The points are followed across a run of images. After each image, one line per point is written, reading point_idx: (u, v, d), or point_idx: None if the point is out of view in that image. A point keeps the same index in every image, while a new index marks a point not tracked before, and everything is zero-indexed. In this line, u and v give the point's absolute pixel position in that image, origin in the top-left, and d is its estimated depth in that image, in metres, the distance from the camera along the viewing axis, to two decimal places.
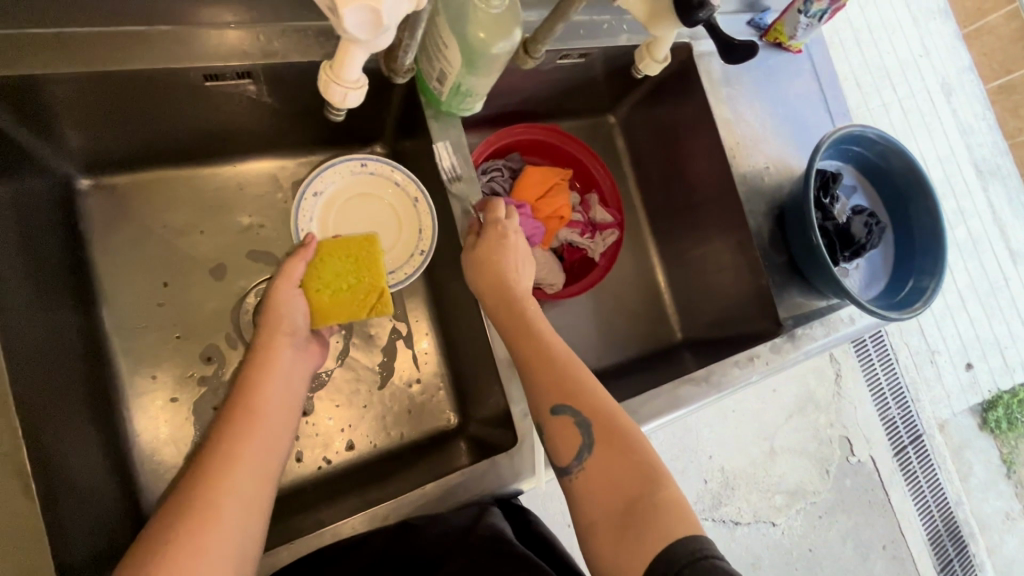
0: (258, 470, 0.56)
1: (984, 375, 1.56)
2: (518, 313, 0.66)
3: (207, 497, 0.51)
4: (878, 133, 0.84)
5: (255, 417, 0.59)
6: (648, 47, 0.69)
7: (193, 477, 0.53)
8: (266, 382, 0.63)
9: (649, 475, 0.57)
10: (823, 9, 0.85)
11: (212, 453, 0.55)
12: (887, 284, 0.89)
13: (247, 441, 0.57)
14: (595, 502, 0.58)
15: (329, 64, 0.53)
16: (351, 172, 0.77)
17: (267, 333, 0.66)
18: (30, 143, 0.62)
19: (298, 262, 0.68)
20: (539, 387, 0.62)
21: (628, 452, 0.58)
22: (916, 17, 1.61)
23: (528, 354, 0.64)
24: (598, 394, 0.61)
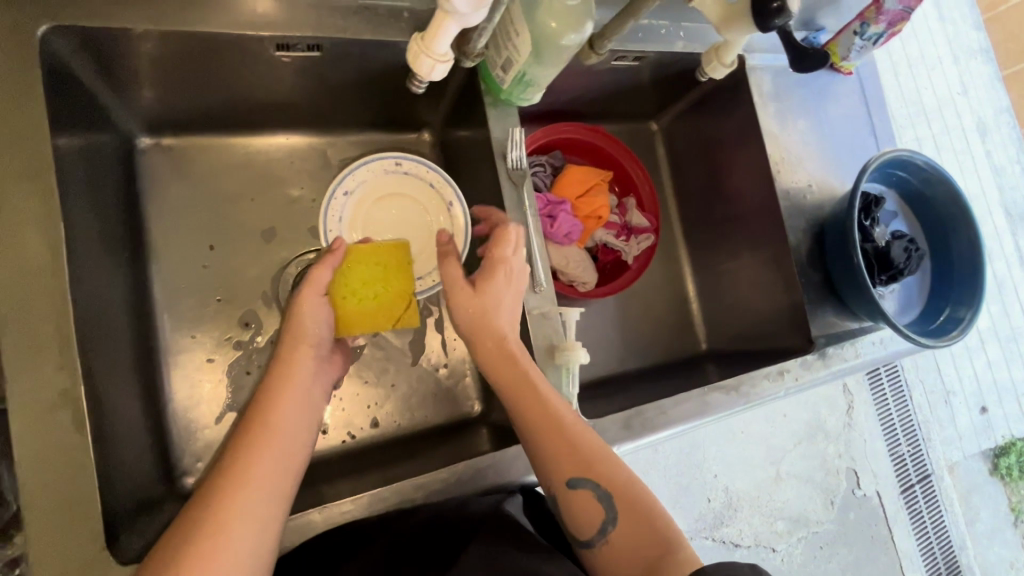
0: (270, 481, 0.55)
1: (998, 421, 1.53)
2: (514, 369, 0.63)
3: (218, 510, 0.52)
4: (926, 159, 0.84)
5: (272, 426, 0.59)
6: (716, 52, 0.77)
7: (209, 487, 0.53)
8: (283, 393, 0.62)
9: (665, 538, 0.58)
10: (880, 33, 0.85)
11: (228, 462, 0.56)
12: (922, 311, 0.89)
13: (262, 452, 0.57)
14: (617, 564, 0.58)
15: (420, 36, 0.59)
16: (383, 169, 0.78)
17: (290, 341, 0.66)
18: (103, 95, 0.64)
19: (325, 270, 0.69)
20: (547, 449, 0.61)
21: (646, 521, 0.59)
22: (956, 55, 1.59)
23: (544, 399, 0.62)
24: (606, 454, 0.62)
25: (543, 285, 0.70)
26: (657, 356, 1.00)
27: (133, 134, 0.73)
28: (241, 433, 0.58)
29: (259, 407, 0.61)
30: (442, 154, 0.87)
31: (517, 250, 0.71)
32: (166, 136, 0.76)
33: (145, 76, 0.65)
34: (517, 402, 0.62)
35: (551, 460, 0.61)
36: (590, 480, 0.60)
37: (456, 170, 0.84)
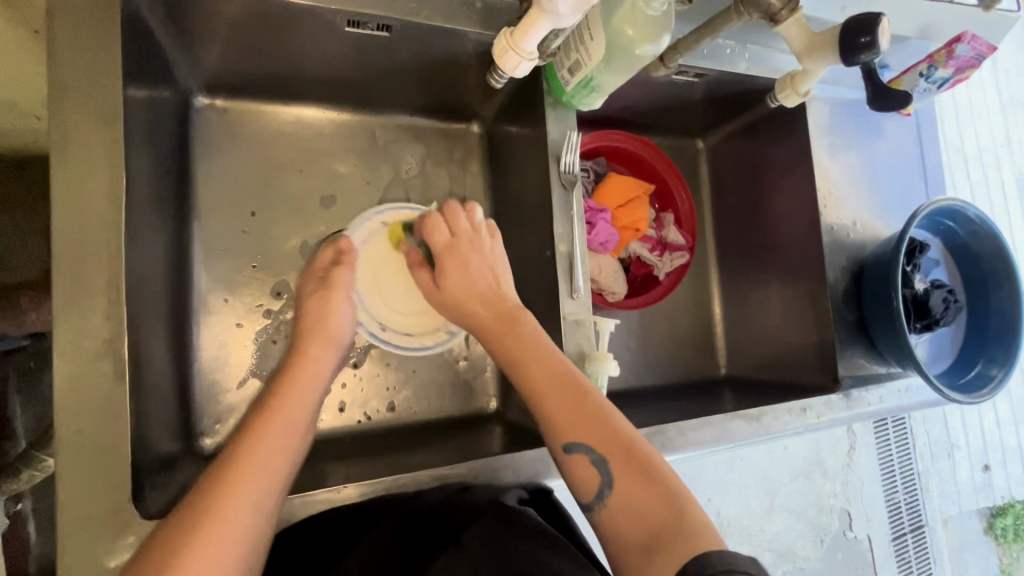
0: (280, 468, 0.55)
1: (999, 480, 1.45)
2: (514, 335, 0.68)
3: (225, 491, 0.50)
4: (979, 213, 0.82)
5: (284, 418, 0.58)
6: (792, 80, 0.77)
7: (218, 471, 0.52)
8: (294, 386, 0.62)
9: (675, 505, 0.55)
10: (946, 76, 0.83)
11: (228, 456, 0.54)
12: (952, 363, 0.88)
13: (270, 440, 0.56)
14: (621, 526, 0.56)
15: (509, 32, 0.61)
16: (375, 223, 0.79)
17: (303, 339, 0.68)
18: (170, 50, 0.65)
19: (349, 268, 0.74)
20: (546, 413, 0.61)
21: (651, 483, 0.56)
22: (1004, 106, 1.50)
23: (540, 368, 0.64)
24: (607, 410, 0.60)
25: (582, 292, 0.70)
26: (676, 373, 0.99)
27: (191, 92, 0.73)
28: (246, 427, 0.57)
29: (270, 404, 0.60)
30: (488, 147, 0.87)
31: (561, 253, 0.70)
32: (222, 97, 0.76)
33: (213, 37, 0.66)
34: (517, 361, 0.66)
35: (550, 425, 0.61)
36: (583, 443, 0.59)
37: (501, 165, 0.84)
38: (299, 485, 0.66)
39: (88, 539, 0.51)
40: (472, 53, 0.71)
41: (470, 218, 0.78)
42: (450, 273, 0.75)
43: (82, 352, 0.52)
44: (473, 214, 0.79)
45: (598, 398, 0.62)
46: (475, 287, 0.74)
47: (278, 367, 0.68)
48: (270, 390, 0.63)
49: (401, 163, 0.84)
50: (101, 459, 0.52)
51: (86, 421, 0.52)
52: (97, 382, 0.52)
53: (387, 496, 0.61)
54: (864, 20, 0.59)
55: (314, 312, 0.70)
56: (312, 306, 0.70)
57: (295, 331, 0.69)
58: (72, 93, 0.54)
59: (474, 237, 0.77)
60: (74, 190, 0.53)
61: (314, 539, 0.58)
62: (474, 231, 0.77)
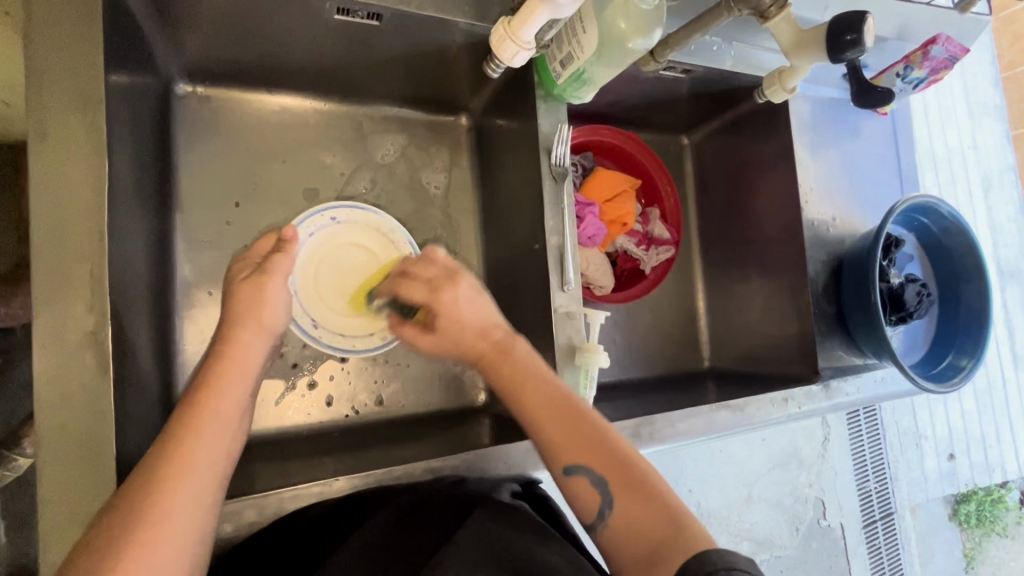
0: (211, 470, 0.50)
1: (965, 468, 1.51)
2: (511, 364, 0.63)
3: (153, 500, 0.46)
4: (950, 210, 0.85)
5: (212, 413, 0.53)
6: (779, 76, 0.79)
7: (143, 472, 0.48)
8: (228, 373, 0.57)
9: (676, 518, 0.53)
10: (921, 77, 0.86)
11: (158, 451, 0.50)
12: (924, 355, 0.91)
13: (203, 440, 0.51)
14: (621, 543, 0.55)
15: (507, 22, 0.61)
16: (330, 221, 0.78)
17: (233, 325, 0.61)
18: (152, 34, 0.63)
19: (289, 253, 0.66)
20: (548, 437, 0.59)
21: (650, 500, 0.55)
22: (972, 108, 1.56)
23: (544, 410, 0.60)
24: (609, 434, 0.59)
25: (572, 285, 0.71)
26: (660, 366, 1.01)
27: (172, 79, 0.72)
28: (178, 420, 0.52)
29: (197, 396, 0.54)
30: (477, 140, 0.87)
31: (551, 246, 0.71)
32: (203, 84, 0.74)
33: (197, 22, 0.64)
34: (512, 396, 0.62)
35: (552, 449, 0.59)
36: (583, 466, 0.57)
37: (490, 158, 0.84)
38: (284, 480, 0.65)
39: (70, 535, 0.50)
40: (462, 45, 0.71)
41: (439, 266, 0.70)
42: (444, 314, 0.66)
43: (63, 343, 0.51)
44: (443, 261, 0.71)
45: (598, 421, 0.60)
46: (475, 323, 0.66)
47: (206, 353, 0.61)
48: (199, 378, 0.57)
49: (389, 154, 0.83)
50: (83, 453, 0.50)
51: (67, 414, 0.50)
52: (79, 376, 0.51)
53: (379, 487, 0.62)
54: (850, 18, 0.60)
55: (246, 299, 0.63)
56: (246, 292, 0.63)
57: (224, 318, 0.62)
58: (50, 77, 0.52)
59: (452, 276, 0.68)
60: (54, 177, 0.51)
61: (301, 533, 0.57)
62: (452, 272, 0.69)
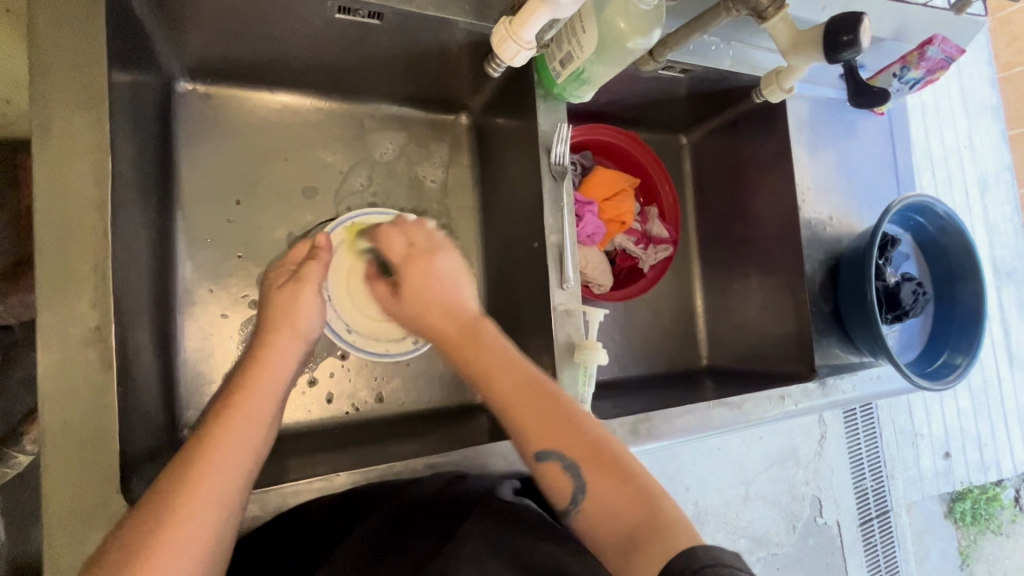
0: (238, 474, 0.51)
1: (960, 466, 1.52)
2: (479, 349, 0.65)
3: (182, 499, 0.47)
4: (946, 209, 0.86)
5: (245, 416, 0.55)
6: (776, 76, 0.80)
7: (177, 471, 0.50)
8: (258, 380, 0.59)
9: (648, 499, 0.56)
10: (917, 77, 0.86)
11: (191, 451, 0.51)
12: (920, 353, 0.92)
13: (234, 441, 0.53)
14: (597, 526, 0.57)
15: (508, 21, 0.62)
16: (349, 226, 0.78)
17: (268, 330, 0.64)
18: (153, 32, 0.63)
19: (321, 263, 0.68)
20: (517, 420, 0.61)
21: (623, 482, 0.57)
22: (968, 109, 1.56)
23: (509, 391, 0.61)
24: (577, 415, 0.61)
25: (572, 282, 0.71)
26: (658, 364, 1.01)
27: (174, 77, 0.72)
28: (209, 423, 0.54)
29: (232, 399, 0.56)
30: (477, 139, 0.87)
31: (551, 244, 0.71)
32: (205, 82, 0.75)
33: (199, 21, 0.64)
34: (482, 380, 0.63)
35: (520, 433, 0.60)
36: (554, 451, 0.59)
37: (490, 156, 0.84)
38: (285, 477, 0.65)
39: (75, 530, 0.50)
40: (462, 44, 0.71)
41: (427, 232, 0.73)
42: (412, 281, 0.70)
43: (67, 340, 0.51)
44: (432, 228, 0.74)
45: (565, 400, 0.62)
46: (441, 296, 0.69)
47: (242, 358, 0.64)
48: (234, 381, 0.59)
49: (389, 153, 0.84)
50: (87, 449, 0.51)
51: (72, 410, 0.51)
52: (83, 372, 0.51)
53: (380, 483, 0.62)
54: (847, 18, 0.61)
55: (282, 306, 0.65)
56: (282, 298, 0.66)
57: (262, 322, 0.65)
58: (53, 74, 0.52)
59: (431, 248, 0.71)
60: (58, 175, 0.52)
61: (303, 529, 0.57)
62: (433, 243, 0.72)
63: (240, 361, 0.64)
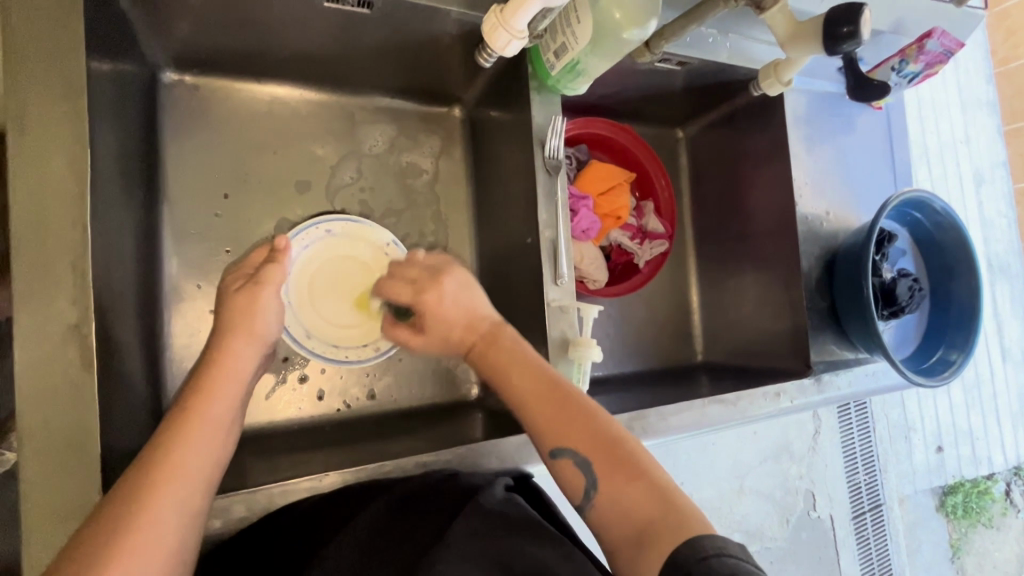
0: (200, 476, 0.50)
1: (952, 460, 1.53)
2: (498, 349, 0.66)
3: (139, 504, 0.46)
4: (943, 205, 0.85)
5: (204, 420, 0.53)
6: (774, 68, 0.79)
7: (132, 477, 0.48)
8: (219, 383, 0.57)
9: (664, 498, 0.53)
10: (916, 71, 0.88)
11: (150, 454, 0.49)
12: (916, 349, 0.91)
13: (191, 445, 0.51)
14: (609, 522, 0.55)
15: (501, 10, 0.61)
16: (324, 233, 0.77)
17: (224, 333, 0.62)
18: (136, 20, 0.62)
19: (281, 265, 0.67)
20: (534, 416, 0.60)
21: (635, 479, 0.55)
22: (964, 104, 1.56)
23: (524, 391, 0.61)
24: (592, 410, 0.59)
25: (566, 278, 0.70)
26: (653, 360, 1.01)
27: (158, 67, 0.70)
28: (166, 427, 0.52)
29: (187, 404, 0.55)
30: (470, 132, 0.86)
31: (545, 239, 0.70)
32: (191, 73, 0.73)
33: (184, 9, 0.63)
34: (500, 381, 0.64)
35: (539, 433, 0.59)
36: (568, 447, 0.58)
37: (483, 149, 0.83)
38: (272, 475, 0.64)
39: (56, 532, 0.49)
40: (454, 34, 0.70)
41: (430, 259, 0.74)
42: (427, 309, 0.70)
43: (47, 337, 0.50)
44: (428, 258, 0.74)
45: (584, 398, 0.60)
46: (462, 312, 0.69)
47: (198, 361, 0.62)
48: (190, 387, 0.57)
49: (379, 145, 0.82)
50: (68, 448, 0.50)
51: (51, 409, 0.50)
52: (63, 370, 0.50)
53: (370, 481, 0.61)
54: (847, 9, 0.60)
55: (240, 308, 0.64)
56: (238, 302, 0.64)
57: (214, 328, 0.63)
58: (29, 62, 0.51)
59: (436, 274, 0.71)
60: (36, 166, 0.50)
61: (291, 529, 0.57)
62: (435, 271, 0.72)
63: (196, 366, 0.61)
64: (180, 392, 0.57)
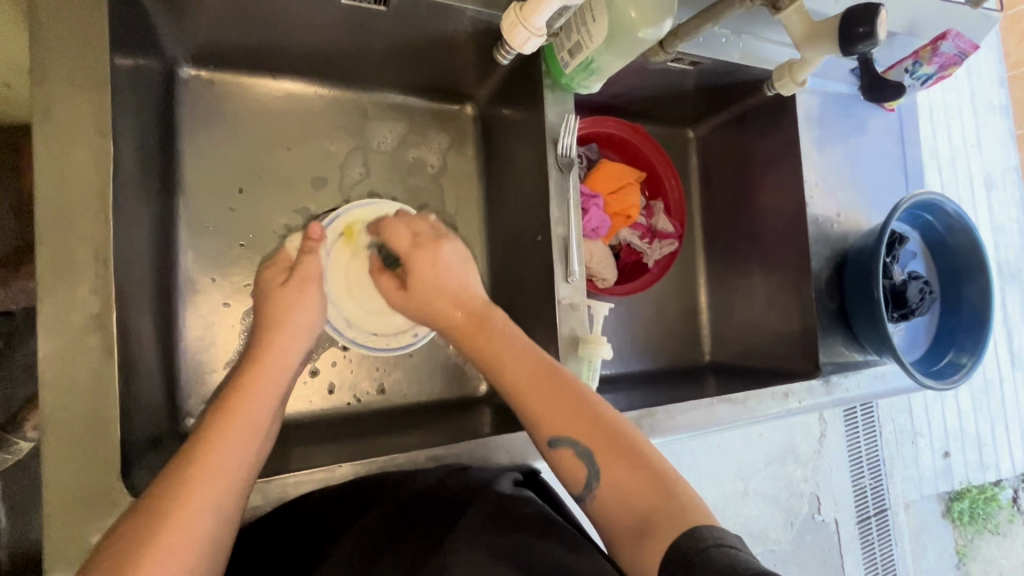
0: (237, 472, 0.51)
1: (959, 466, 1.52)
2: (488, 334, 0.67)
3: (180, 497, 0.47)
4: (955, 208, 0.85)
5: (243, 415, 0.55)
6: (789, 69, 0.79)
7: (171, 472, 0.49)
8: (257, 383, 0.59)
9: (664, 486, 0.54)
10: (929, 73, 0.88)
11: (190, 448, 0.51)
12: (925, 352, 0.91)
13: (233, 439, 0.52)
14: (613, 511, 0.55)
15: (519, 8, 0.61)
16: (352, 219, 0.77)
17: (269, 329, 0.64)
18: (156, 17, 0.63)
19: (316, 255, 0.71)
20: (528, 406, 0.60)
21: (636, 467, 0.55)
22: (976, 107, 1.55)
23: (516, 375, 0.62)
24: (589, 396, 0.60)
25: (576, 276, 0.70)
26: (661, 359, 1.01)
27: (177, 63, 0.71)
28: (207, 423, 0.54)
29: (227, 402, 0.56)
30: (482, 130, 0.86)
31: (557, 236, 0.70)
32: (208, 68, 0.74)
33: (203, 5, 0.63)
34: (492, 365, 0.65)
35: (534, 420, 0.60)
36: (566, 438, 0.58)
37: (495, 147, 0.83)
38: (282, 467, 0.65)
39: (75, 518, 0.50)
40: (468, 33, 0.70)
41: (429, 225, 0.76)
42: (420, 271, 0.73)
43: (68, 327, 0.51)
44: (434, 220, 0.77)
45: (578, 384, 0.61)
46: (447, 289, 0.72)
47: (240, 358, 0.64)
48: (231, 385, 0.59)
49: (389, 142, 0.83)
50: (87, 437, 0.50)
51: (72, 397, 0.51)
52: (84, 361, 0.51)
53: (380, 475, 0.62)
54: (863, 10, 0.60)
55: (280, 301, 0.66)
56: (283, 295, 0.67)
57: (257, 323, 0.65)
58: (55, 57, 0.51)
59: (437, 238, 0.75)
60: (63, 160, 0.51)
61: (303, 521, 0.57)
62: (438, 233, 0.75)
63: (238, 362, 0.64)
64: (222, 390, 0.59)
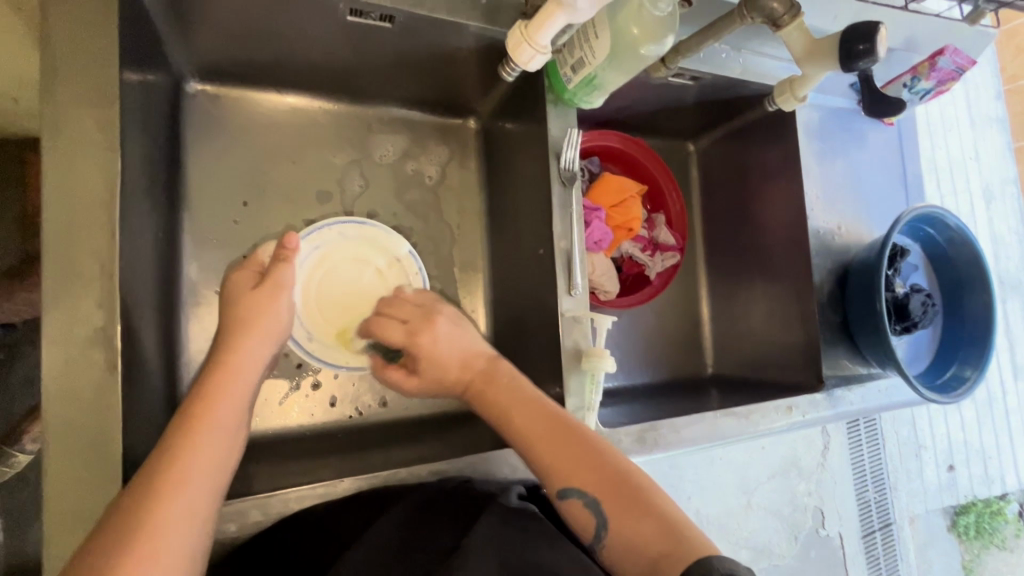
0: (207, 486, 0.50)
1: (963, 480, 1.51)
2: (493, 392, 0.65)
3: (152, 513, 0.46)
4: (956, 221, 0.85)
5: (210, 425, 0.54)
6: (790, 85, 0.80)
7: (137, 488, 0.47)
8: (223, 391, 0.57)
9: (675, 531, 0.53)
10: (928, 88, 0.87)
11: (156, 461, 0.50)
12: (928, 365, 0.91)
13: (196, 452, 0.51)
14: (624, 559, 0.55)
15: (524, 25, 0.62)
16: (335, 236, 0.77)
17: (235, 332, 0.62)
18: (164, 32, 0.64)
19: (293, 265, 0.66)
20: (535, 455, 0.60)
21: (647, 513, 0.55)
22: (973, 120, 1.56)
23: (523, 435, 0.61)
24: (598, 447, 0.59)
25: (579, 289, 0.70)
26: (664, 372, 1.00)
27: (184, 77, 0.72)
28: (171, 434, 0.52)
29: (194, 411, 0.54)
30: (484, 144, 0.87)
31: (561, 249, 0.70)
32: (214, 82, 0.75)
33: (211, 22, 0.65)
34: (502, 420, 0.63)
35: (545, 472, 0.59)
36: (575, 488, 0.57)
37: (497, 160, 0.84)
38: (283, 481, 0.65)
39: (75, 532, 0.50)
40: (471, 48, 0.71)
41: (411, 306, 0.73)
42: (423, 354, 0.69)
43: (72, 339, 0.51)
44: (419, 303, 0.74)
45: (587, 434, 0.60)
46: (461, 342, 0.69)
47: (205, 362, 0.62)
48: (197, 390, 0.57)
49: (390, 155, 0.83)
50: (88, 450, 0.50)
51: (74, 409, 0.50)
52: (86, 373, 0.51)
53: (382, 490, 0.61)
54: (862, 27, 0.61)
55: (249, 305, 0.64)
56: (257, 298, 0.65)
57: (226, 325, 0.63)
58: (65, 72, 0.52)
59: (428, 316, 0.71)
60: (68, 173, 0.52)
61: (303, 536, 0.57)
62: (426, 312, 0.72)
63: (202, 367, 0.61)
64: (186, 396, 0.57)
